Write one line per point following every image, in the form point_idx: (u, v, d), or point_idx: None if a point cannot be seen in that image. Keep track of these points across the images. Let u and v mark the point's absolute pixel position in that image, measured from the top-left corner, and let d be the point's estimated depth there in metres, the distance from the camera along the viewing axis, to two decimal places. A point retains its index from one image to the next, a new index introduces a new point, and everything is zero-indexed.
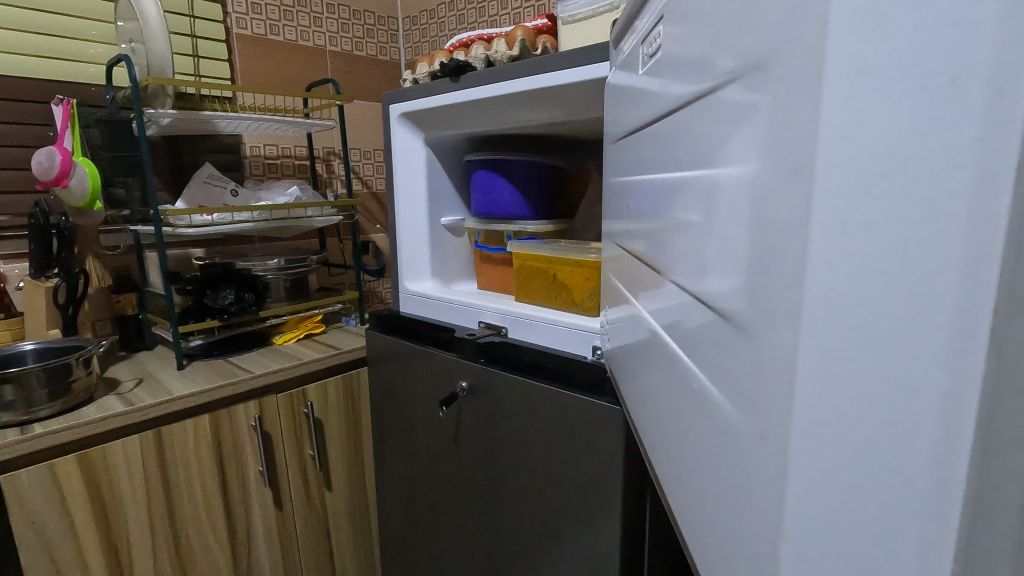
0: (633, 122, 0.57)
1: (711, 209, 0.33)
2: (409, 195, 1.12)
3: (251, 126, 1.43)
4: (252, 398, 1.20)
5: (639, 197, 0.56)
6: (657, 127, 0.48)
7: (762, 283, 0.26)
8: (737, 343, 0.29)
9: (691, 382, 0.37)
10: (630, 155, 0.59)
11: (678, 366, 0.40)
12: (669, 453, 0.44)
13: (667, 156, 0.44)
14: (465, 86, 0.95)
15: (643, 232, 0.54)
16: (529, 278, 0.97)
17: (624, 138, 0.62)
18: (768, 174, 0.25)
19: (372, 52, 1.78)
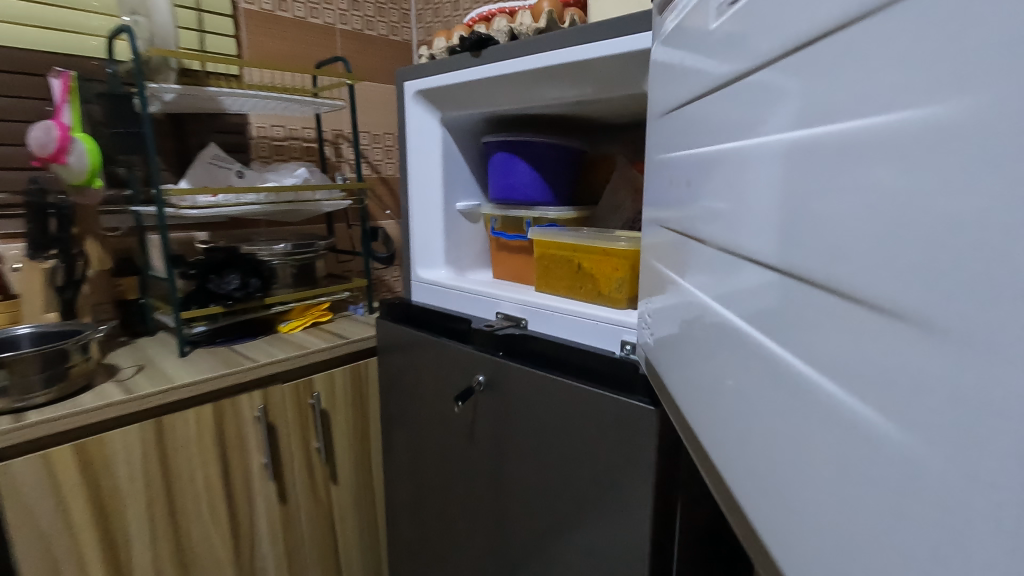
0: (684, 95, 0.52)
1: (840, 174, 0.26)
2: (424, 178, 1.06)
3: (259, 104, 1.37)
4: (255, 388, 1.15)
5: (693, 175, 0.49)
6: (719, 95, 0.42)
7: (969, 259, 0.19)
8: (902, 344, 0.22)
9: (794, 384, 0.31)
10: (679, 131, 0.54)
11: (767, 364, 0.34)
12: (745, 468, 0.37)
13: (742, 126, 0.38)
14: (486, 61, 0.89)
15: (698, 214, 0.48)
16: (549, 266, 0.91)
17: (671, 113, 0.56)
18: (1005, 109, 0.17)
19: (384, 32, 1.72)
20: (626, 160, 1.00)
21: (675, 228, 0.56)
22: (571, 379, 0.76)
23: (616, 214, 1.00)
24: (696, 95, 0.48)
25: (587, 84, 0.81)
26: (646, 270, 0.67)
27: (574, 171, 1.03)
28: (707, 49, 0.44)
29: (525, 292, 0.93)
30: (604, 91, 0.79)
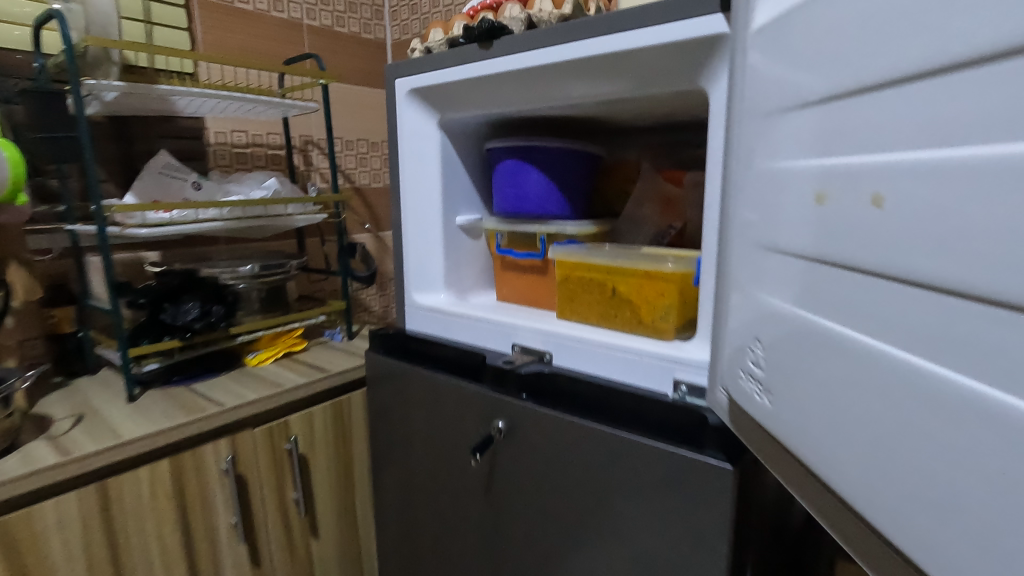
0: (810, 93, 0.39)
1: None
2: (419, 190, 0.93)
3: (218, 106, 1.20)
4: (221, 435, 0.99)
5: (808, 195, 0.39)
6: (924, 88, 0.29)
7: None
8: None
9: (996, 433, 0.26)
10: (795, 140, 0.41)
11: (942, 407, 0.29)
12: (895, 521, 0.32)
13: (940, 127, 0.28)
14: (498, 54, 0.76)
15: (824, 244, 0.37)
16: (575, 290, 0.79)
17: (779, 116, 0.43)
18: None
19: (356, 29, 1.56)
20: (651, 167, 0.89)
21: (756, 255, 0.45)
22: (619, 430, 0.64)
23: (642, 228, 0.89)
24: (847, 92, 0.35)
25: (623, 81, 0.68)
26: (718, 310, 0.54)
27: (591, 181, 0.92)
28: (864, 26, 0.33)
29: (544, 320, 0.81)
30: (644, 88, 0.67)
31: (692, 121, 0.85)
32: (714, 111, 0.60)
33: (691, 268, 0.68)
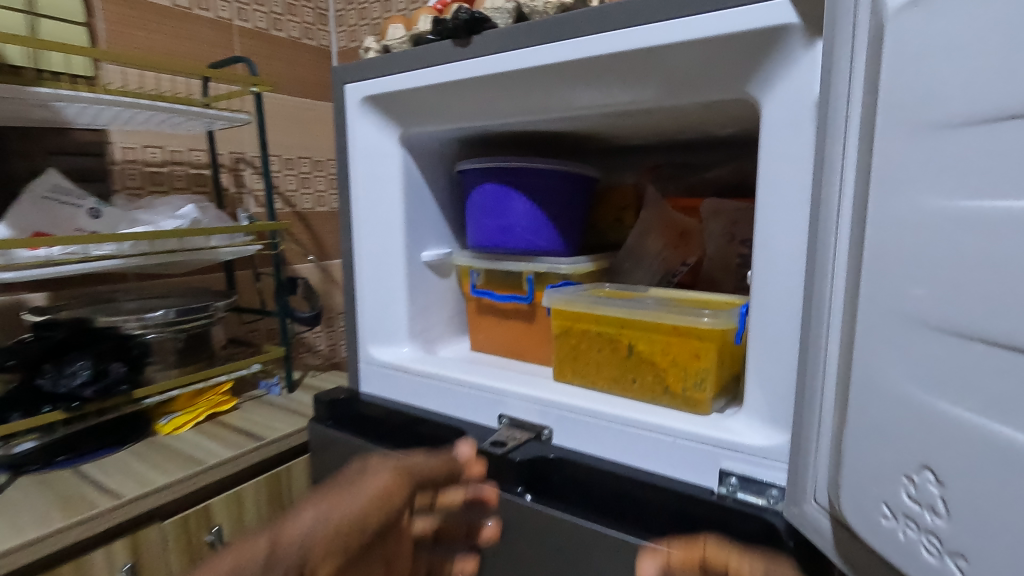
0: (1006, 101, 0.25)
1: None
2: (378, 220, 0.76)
3: (124, 115, 0.99)
4: (118, 536, 0.76)
5: (1016, 254, 0.24)
6: None
7: None
8: None
9: None
10: (972, 170, 0.26)
11: None
12: None
13: None
14: (479, 54, 0.60)
15: None
16: (579, 347, 0.63)
17: (931, 129, 0.28)
18: None
19: (296, 34, 1.37)
20: (657, 193, 0.76)
21: (897, 331, 0.30)
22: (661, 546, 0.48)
23: (644, 264, 0.75)
24: None
25: (646, 87, 0.53)
26: (810, 399, 0.40)
27: (584, 208, 0.78)
28: None
29: (537, 386, 0.64)
30: (673, 96, 0.53)
31: (705, 138, 0.72)
32: (771, 125, 0.47)
33: (734, 322, 0.54)
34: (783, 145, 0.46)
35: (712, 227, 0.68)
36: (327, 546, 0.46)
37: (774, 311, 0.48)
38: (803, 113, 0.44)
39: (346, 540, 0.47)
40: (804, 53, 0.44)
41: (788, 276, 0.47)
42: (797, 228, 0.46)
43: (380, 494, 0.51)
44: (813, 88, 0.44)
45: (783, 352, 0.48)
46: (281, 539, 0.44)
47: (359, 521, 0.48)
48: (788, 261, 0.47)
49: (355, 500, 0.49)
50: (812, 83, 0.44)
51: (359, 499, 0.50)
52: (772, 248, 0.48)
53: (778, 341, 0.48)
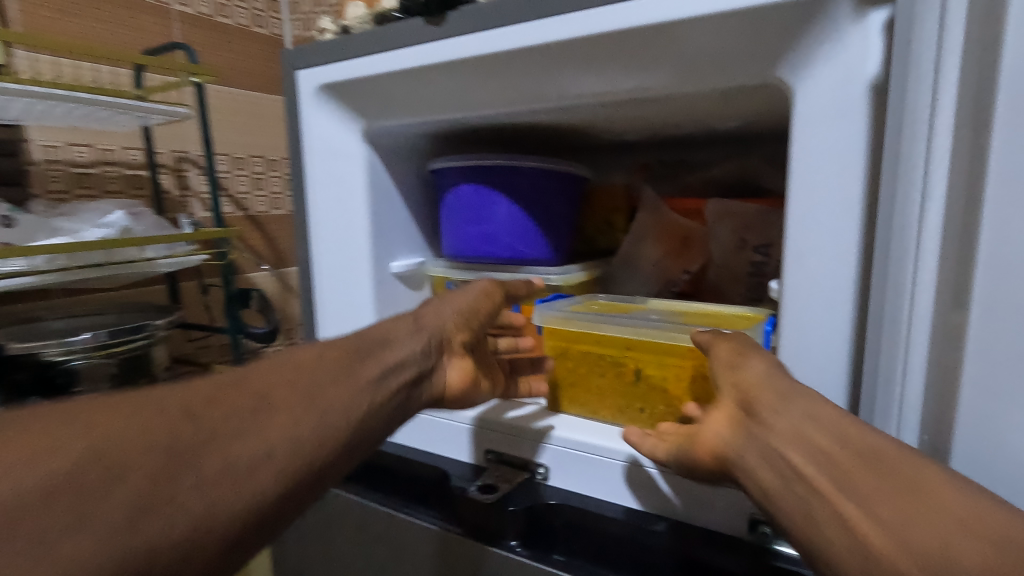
0: None
1: None
2: (340, 228, 0.66)
3: (42, 108, 0.85)
4: None
5: None
6: None
7: None
8: None
9: None
10: None
11: None
12: None
13: None
14: (456, 33, 0.52)
15: None
16: (581, 370, 0.57)
17: None
18: None
19: (245, 21, 1.24)
20: (653, 194, 0.69)
21: None
22: None
23: (640, 273, 0.69)
24: None
25: (656, 71, 0.46)
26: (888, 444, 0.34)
27: (573, 210, 0.70)
28: None
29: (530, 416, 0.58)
30: (687, 82, 0.46)
31: (704, 133, 0.66)
32: (805, 114, 0.40)
33: (760, 343, 0.48)
34: (822, 137, 0.39)
35: (720, 230, 0.61)
36: (458, 322, 0.55)
37: (812, 332, 0.42)
38: (848, 100, 0.38)
39: (473, 316, 0.56)
40: (852, 27, 0.37)
41: (830, 290, 0.40)
42: (841, 236, 0.39)
43: (487, 290, 0.58)
44: (862, 71, 0.37)
45: (823, 378, 0.42)
46: (421, 318, 0.54)
47: (478, 305, 0.57)
48: (830, 274, 0.40)
49: (466, 293, 0.57)
50: (862, 63, 0.37)
51: (475, 293, 0.57)
52: (808, 260, 0.41)
53: (817, 365, 0.42)
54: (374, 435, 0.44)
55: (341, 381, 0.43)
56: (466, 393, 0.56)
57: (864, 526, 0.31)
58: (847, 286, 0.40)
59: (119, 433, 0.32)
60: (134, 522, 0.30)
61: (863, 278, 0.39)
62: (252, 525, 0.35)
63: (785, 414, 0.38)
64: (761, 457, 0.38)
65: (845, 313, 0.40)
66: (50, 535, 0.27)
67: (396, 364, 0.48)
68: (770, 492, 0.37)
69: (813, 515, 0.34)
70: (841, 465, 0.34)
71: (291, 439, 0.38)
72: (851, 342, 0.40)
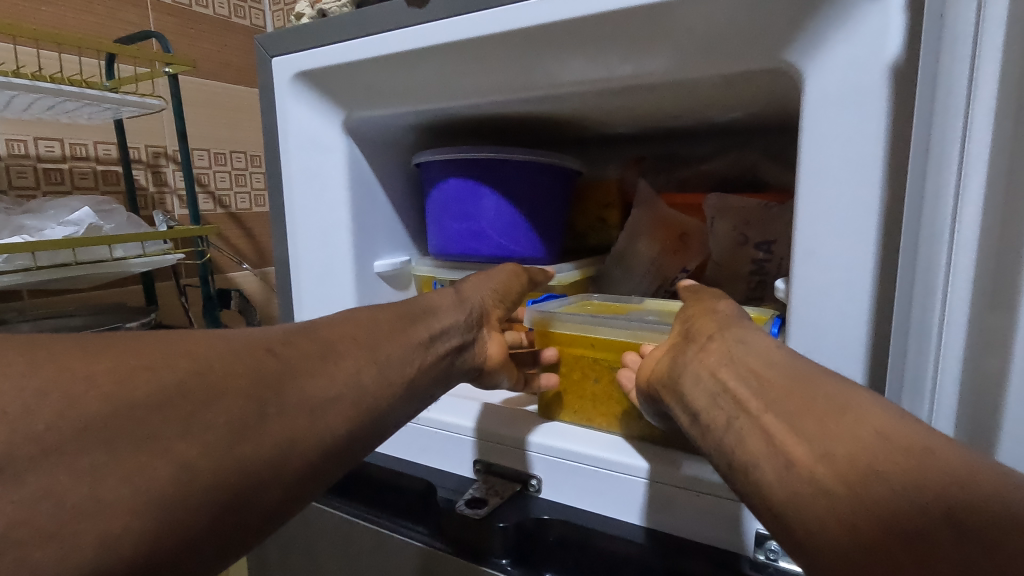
0: None
1: None
2: (320, 225, 0.62)
3: (4, 99, 0.80)
4: None
5: None
6: None
7: None
8: None
9: None
10: None
11: None
12: None
13: None
14: (442, 16, 0.48)
15: None
16: (575, 375, 0.55)
17: None
18: None
19: (224, 12, 1.19)
20: (649, 189, 0.66)
21: None
22: None
23: (635, 271, 0.66)
24: None
25: (657, 55, 0.43)
26: None
27: (567, 205, 0.67)
28: None
29: (520, 425, 0.55)
30: (689, 67, 0.43)
31: (703, 124, 0.63)
32: (816, 101, 0.37)
33: None
34: (838, 125, 0.37)
35: (718, 228, 0.58)
36: (495, 299, 0.54)
37: (827, 334, 0.39)
38: (866, 85, 0.35)
39: (510, 294, 0.55)
40: (870, 6, 0.34)
41: (847, 289, 0.38)
42: (859, 231, 0.37)
43: (517, 271, 0.57)
44: (883, 53, 0.34)
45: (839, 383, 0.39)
46: (461, 290, 0.52)
47: (513, 284, 0.56)
48: (845, 273, 0.38)
49: (500, 272, 0.56)
50: (882, 44, 0.34)
51: (506, 272, 0.56)
52: (822, 257, 0.38)
53: (831, 369, 0.39)
54: (428, 390, 0.44)
55: (401, 333, 0.43)
56: (502, 370, 0.53)
57: (790, 444, 0.29)
58: (866, 285, 0.37)
59: (214, 356, 0.33)
60: (240, 437, 0.31)
61: (883, 275, 0.37)
62: (329, 461, 0.35)
63: (722, 342, 0.37)
64: (695, 384, 0.36)
65: (862, 314, 0.38)
66: (163, 435, 0.29)
67: (444, 329, 0.47)
68: (704, 425, 0.35)
69: (740, 438, 0.32)
70: (769, 386, 0.32)
71: (357, 384, 0.38)
72: (869, 345, 0.38)
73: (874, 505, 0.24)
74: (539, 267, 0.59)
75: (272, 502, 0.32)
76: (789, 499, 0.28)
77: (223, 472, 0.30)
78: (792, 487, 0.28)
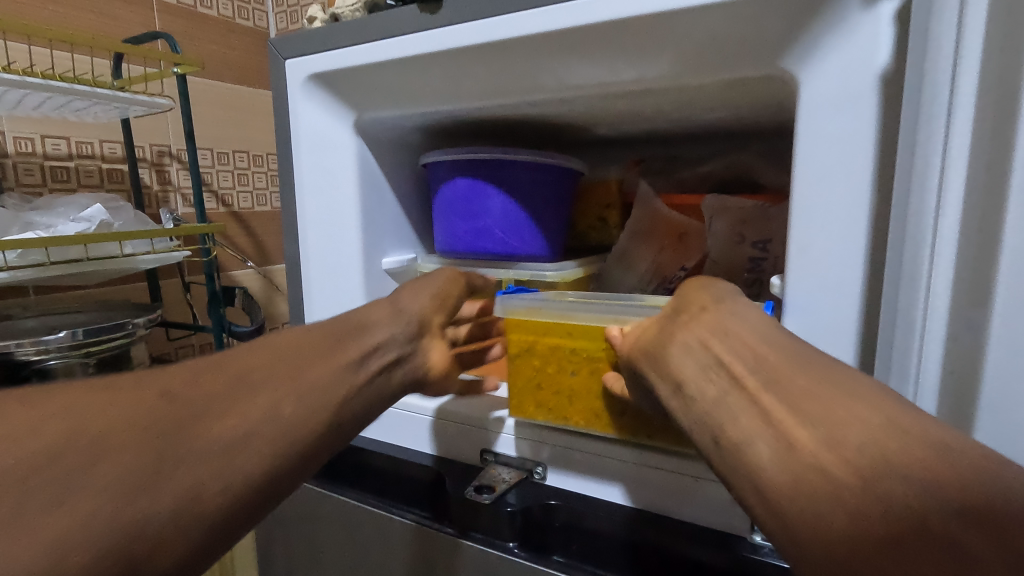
0: None
1: None
2: (330, 221, 0.64)
3: (15, 97, 0.82)
4: None
5: None
6: None
7: None
8: None
9: None
10: None
11: None
12: None
13: None
14: (453, 22, 0.50)
15: None
16: (548, 366, 0.53)
17: None
18: None
19: (228, 13, 1.21)
20: (648, 189, 0.69)
21: None
22: None
23: (635, 269, 0.68)
24: None
25: (657, 61, 0.45)
26: None
27: (568, 204, 0.69)
28: None
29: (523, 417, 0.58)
30: (689, 73, 0.45)
31: (700, 127, 0.65)
32: (811, 105, 0.40)
33: None
34: (832, 129, 0.39)
35: (716, 226, 0.60)
36: (433, 308, 0.55)
37: (822, 326, 0.41)
38: (858, 90, 0.38)
39: (446, 303, 0.57)
40: (861, 18, 0.36)
41: (838, 281, 0.40)
42: (850, 229, 0.39)
43: (454, 277, 0.59)
44: (874, 62, 0.37)
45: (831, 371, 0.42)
46: (397, 301, 0.54)
47: (446, 294, 0.57)
48: (839, 268, 0.40)
49: (437, 277, 0.58)
50: (874, 53, 0.37)
51: (446, 277, 0.58)
52: (817, 254, 0.41)
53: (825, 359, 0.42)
54: (363, 414, 0.46)
55: (326, 359, 0.45)
56: (444, 376, 0.56)
57: (789, 422, 0.30)
58: (857, 277, 0.39)
59: (102, 417, 0.34)
60: (136, 486, 0.32)
61: (873, 270, 0.39)
62: (250, 497, 0.37)
63: (716, 314, 0.39)
64: (684, 353, 0.38)
65: (853, 306, 0.40)
66: (32, 507, 0.29)
67: (379, 345, 0.49)
68: (691, 397, 0.37)
69: (732, 410, 0.34)
70: (770, 366, 0.33)
71: (278, 413, 0.39)
72: (859, 335, 0.40)
73: (882, 494, 0.26)
74: (477, 273, 0.62)
75: (189, 542, 0.34)
76: (785, 473, 0.29)
77: (106, 529, 0.31)
78: (789, 461, 0.30)
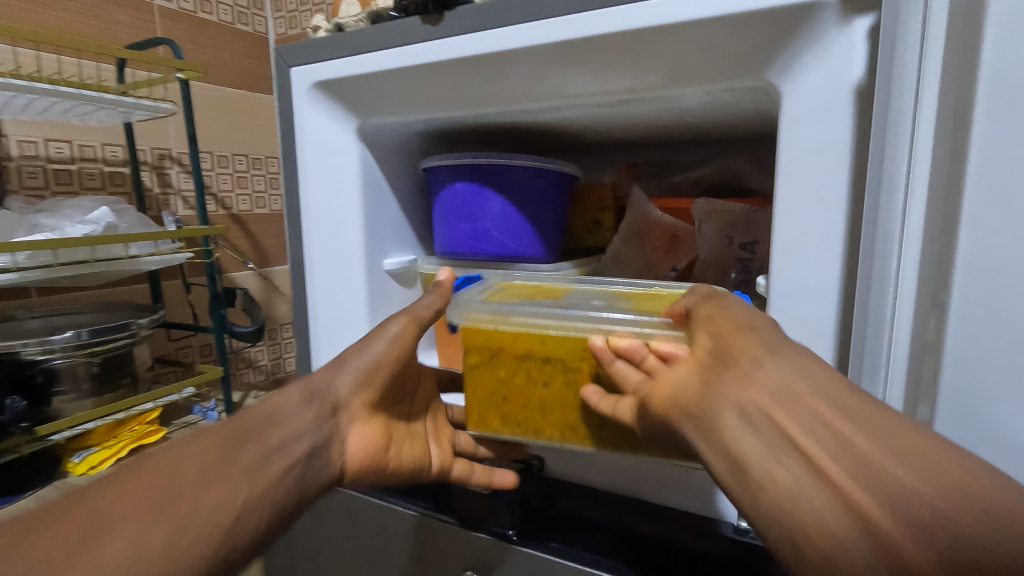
0: None
1: None
2: (333, 224, 0.66)
3: (22, 102, 0.83)
4: None
5: None
6: None
7: None
8: None
9: None
10: None
11: None
12: None
13: None
14: (454, 33, 0.52)
15: None
16: (517, 379, 0.50)
17: None
18: None
19: (228, 18, 1.23)
20: (641, 193, 0.71)
21: None
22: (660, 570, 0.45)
23: (630, 269, 0.71)
24: None
25: (647, 73, 0.48)
26: None
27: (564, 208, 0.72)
28: None
29: None
30: (677, 83, 0.48)
31: (690, 134, 0.67)
32: (792, 115, 0.42)
33: None
34: (811, 137, 0.42)
35: (705, 229, 0.63)
36: (353, 388, 0.49)
37: (802, 323, 0.44)
38: (835, 102, 0.40)
39: (373, 377, 0.50)
40: (837, 34, 0.39)
41: (817, 280, 0.43)
42: (829, 231, 0.42)
43: (394, 335, 0.50)
44: (849, 75, 0.39)
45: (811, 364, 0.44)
46: (310, 385, 0.47)
47: (376, 365, 0.50)
48: (818, 267, 0.42)
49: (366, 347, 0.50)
50: (849, 67, 0.39)
51: (381, 344, 0.50)
52: (798, 254, 0.43)
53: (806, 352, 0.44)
54: (280, 519, 0.40)
55: (227, 468, 0.39)
56: (375, 463, 0.49)
57: (878, 520, 0.28)
58: (835, 276, 0.42)
59: None
60: None
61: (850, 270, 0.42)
62: None
63: (773, 375, 0.33)
64: (740, 427, 0.33)
65: (832, 304, 0.42)
66: None
67: (284, 445, 0.42)
68: (756, 480, 0.32)
69: (808, 499, 0.30)
70: (851, 449, 0.29)
71: (171, 552, 0.33)
72: (837, 331, 0.43)
73: None
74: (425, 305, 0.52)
75: None
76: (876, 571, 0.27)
77: None
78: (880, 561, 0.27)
